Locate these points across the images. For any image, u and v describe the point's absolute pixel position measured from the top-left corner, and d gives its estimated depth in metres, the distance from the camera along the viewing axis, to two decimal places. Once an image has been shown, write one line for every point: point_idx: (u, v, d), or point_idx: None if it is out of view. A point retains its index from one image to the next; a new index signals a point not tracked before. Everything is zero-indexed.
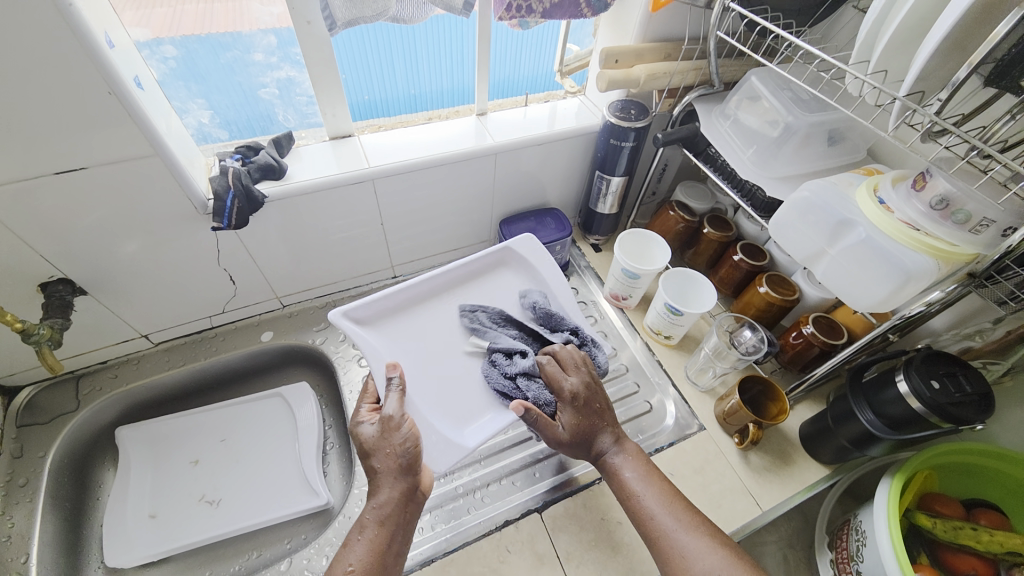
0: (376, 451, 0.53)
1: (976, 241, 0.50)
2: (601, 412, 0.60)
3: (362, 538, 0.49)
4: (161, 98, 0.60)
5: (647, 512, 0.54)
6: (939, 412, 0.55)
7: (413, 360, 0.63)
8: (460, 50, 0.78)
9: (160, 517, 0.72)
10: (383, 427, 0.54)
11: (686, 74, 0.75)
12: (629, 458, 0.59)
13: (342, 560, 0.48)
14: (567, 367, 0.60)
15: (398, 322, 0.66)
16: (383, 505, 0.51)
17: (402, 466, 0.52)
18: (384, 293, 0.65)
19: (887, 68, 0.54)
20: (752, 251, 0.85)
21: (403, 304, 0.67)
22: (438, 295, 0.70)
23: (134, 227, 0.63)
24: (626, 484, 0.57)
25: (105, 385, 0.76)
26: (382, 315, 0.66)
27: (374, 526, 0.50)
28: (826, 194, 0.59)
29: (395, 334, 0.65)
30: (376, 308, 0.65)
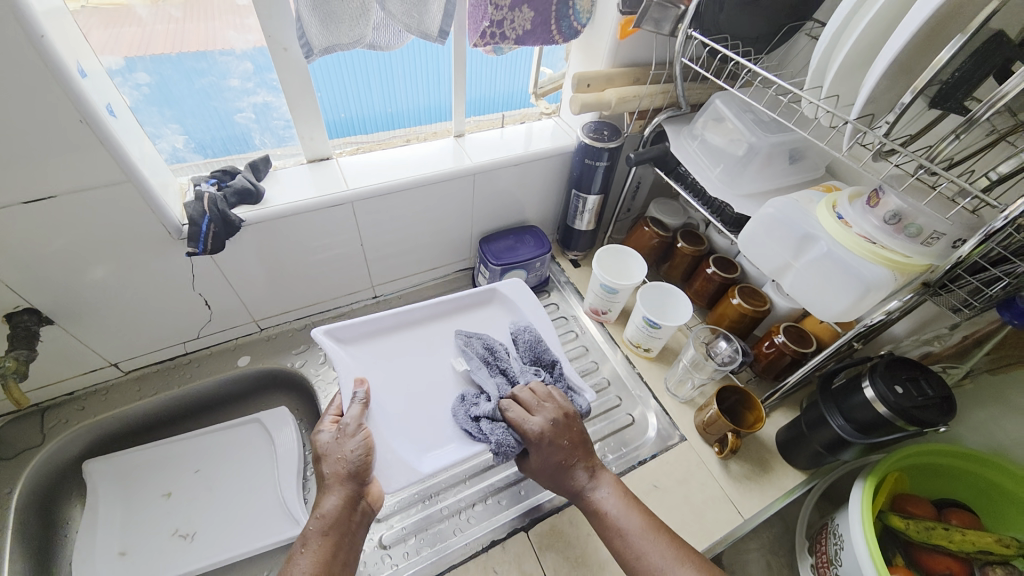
0: (327, 456, 0.56)
1: (928, 252, 0.53)
2: (576, 445, 0.59)
3: (307, 550, 0.48)
4: (134, 124, 0.59)
5: (631, 548, 0.53)
6: (904, 415, 0.57)
7: (383, 384, 0.67)
8: (436, 71, 0.79)
9: (131, 553, 0.69)
10: (342, 433, 0.57)
11: (655, 98, 0.79)
12: (609, 489, 0.58)
13: (284, 573, 0.47)
14: (531, 406, 0.60)
15: (378, 345, 0.71)
16: (326, 516, 0.51)
17: (351, 471, 0.54)
18: (368, 318, 0.71)
19: (838, 93, 0.57)
20: (724, 264, 0.88)
21: (384, 332, 0.73)
22: (418, 326, 0.75)
23: (105, 253, 0.62)
24: (609, 519, 0.55)
25: (72, 418, 0.74)
26: (363, 338, 0.71)
27: (319, 537, 0.49)
28: (789, 210, 0.62)
29: (370, 358, 0.69)
30: (360, 332, 0.71)
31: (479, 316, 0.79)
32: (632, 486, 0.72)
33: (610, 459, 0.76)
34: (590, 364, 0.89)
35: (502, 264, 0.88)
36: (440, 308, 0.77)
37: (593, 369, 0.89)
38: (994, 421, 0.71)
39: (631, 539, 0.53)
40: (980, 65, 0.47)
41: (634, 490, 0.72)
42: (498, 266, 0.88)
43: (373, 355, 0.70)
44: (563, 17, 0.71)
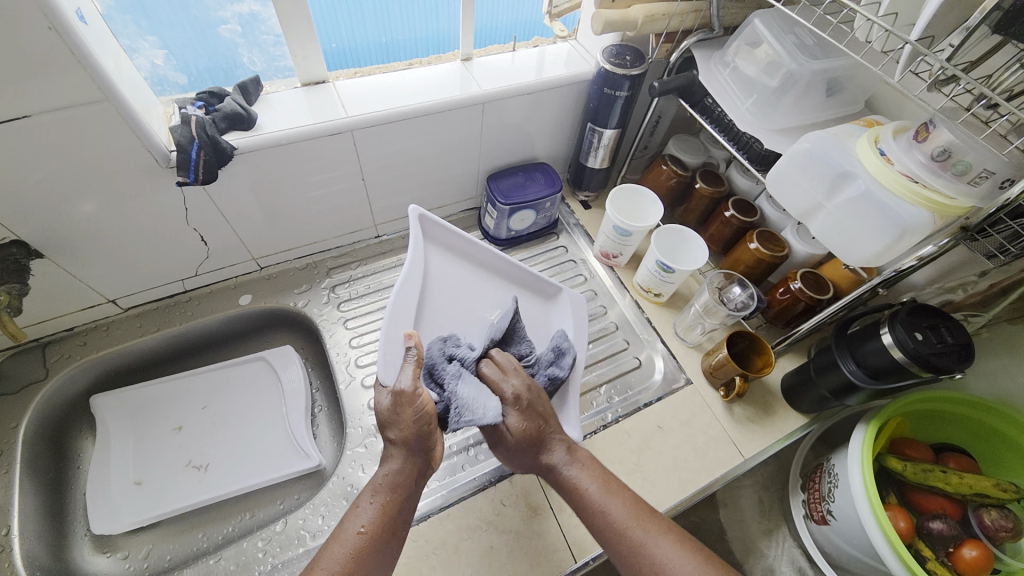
0: (389, 423, 0.51)
1: (974, 193, 0.50)
2: (547, 423, 0.56)
3: (374, 502, 0.48)
4: (107, 34, 0.53)
5: (615, 525, 0.50)
6: (920, 361, 0.57)
7: (443, 300, 0.67)
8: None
9: (146, 483, 0.71)
10: (401, 397, 0.50)
11: (685, 17, 0.71)
12: (582, 469, 0.55)
13: (352, 522, 0.47)
14: (508, 367, 0.58)
15: (457, 264, 0.70)
16: (395, 473, 0.50)
17: (418, 437, 0.50)
18: (465, 236, 0.69)
19: (898, 11, 0.51)
20: (744, 207, 0.84)
21: (470, 259, 0.72)
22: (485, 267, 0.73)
23: (88, 183, 0.57)
24: (585, 494, 0.53)
25: (75, 353, 0.72)
26: (447, 246, 0.70)
27: (386, 492, 0.49)
28: (827, 146, 0.58)
29: (439, 265, 0.69)
30: (451, 247, 0.70)
31: (535, 305, 0.74)
32: (637, 426, 0.73)
33: (616, 401, 0.77)
34: (599, 309, 0.88)
35: (511, 203, 0.84)
36: (508, 268, 0.73)
37: (602, 313, 0.88)
38: (1003, 370, 0.72)
39: (614, 515, 0.51)
40: None
41: (640, 431, 0.73)
42: (507, 206, 0.84)
43: (445, 271, 0.69)
44: None
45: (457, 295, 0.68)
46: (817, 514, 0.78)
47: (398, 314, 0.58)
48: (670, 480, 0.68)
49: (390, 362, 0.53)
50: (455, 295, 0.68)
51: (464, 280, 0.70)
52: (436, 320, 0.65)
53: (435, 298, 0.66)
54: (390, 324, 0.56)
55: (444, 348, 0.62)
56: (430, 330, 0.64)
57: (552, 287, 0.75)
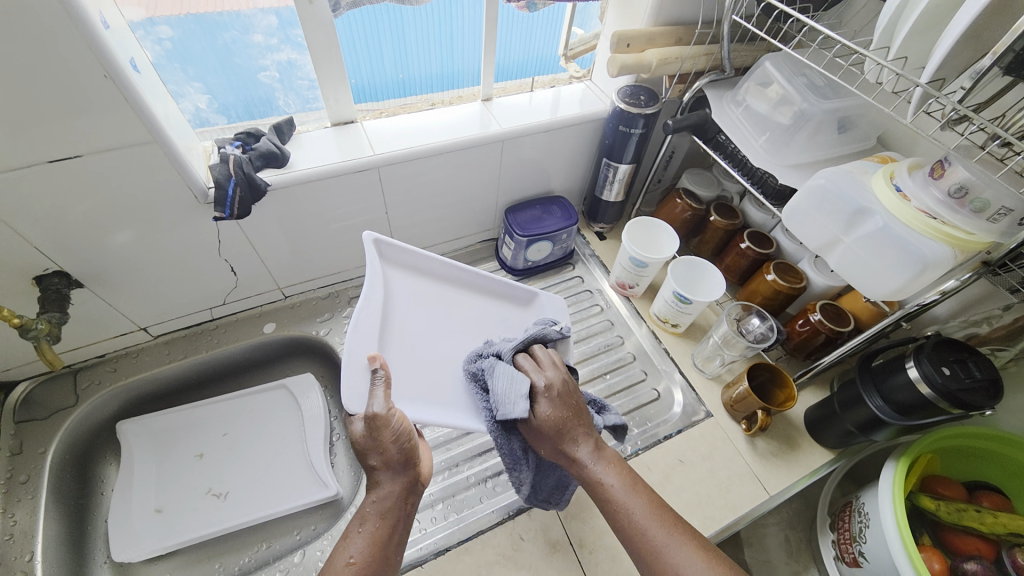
0: (368, 450, 0.51)
1: (992, 230, 0.50)
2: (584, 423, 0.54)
3: (363, 531, 0.48)
4: (157, 82, 0.57)
5: (637, 526, 0.48)
6: (949, 398, 0.56)
7: (411, 323, 0.65)
8: (449, 27, 0.74)
9: (166, 511, 0.71)
10: (375, 421, 0.50)
11: (698, 59, 0.74)
12: (610, 470, 0.51)
13: (342, 553, 0.47)
14: (544, 362, 0.56)
15: (419, 286, 0.69)
16: (384, 499, 0.50)
17: (399, 460, 0.51)
18: (424, 254, 0.69)
19: (907, 54, 0.53)
20: (759, 239, 0.85)
21: (429, 280, 0.70)
22: (450, 286, 0.72)
23: (130, 217, 0.60)
24: (608, 490, 0.50)
25: (104, 380, 0.74)
26: (404, 268, 0.68)
27: (375, 519, 0.49)
28: (842, 181, 0.59)
29: (404, 288, 0.66)
30: (407, 267, 0.68)
31: (515, 313, 0.75)
32: (658, 460, 0.72)
33: (635, 433, 0.76)
34: (615, 339, 0.88)
35: (529, 235, 0.86)
36: (480, 282, 0.74)
37: (618, 343, 0.88)
38: None
39: (638, 515, 0.48)
40: None
41: (660, 465, 0.71)
42: (524, 237, 0.86)
43: (404, 287, 0.66)
44: None
45: (419, 313, 0.66)
46: (848, 556, 0.75)
47: (362, 331, 0.55)
48: (693, 516, 0.67)
49: (360, 390, 0.50)
50: (418, 311, 0.66)
51: (427, 298, 0.68)
52: (403, 338, 0.62)
53: (398, 315, 0.63)
54: (354, 346, 0.53)
55: (409, 366, 0.60)
56: (398, 348, 0.61)
57: (527, 294, 0.76)
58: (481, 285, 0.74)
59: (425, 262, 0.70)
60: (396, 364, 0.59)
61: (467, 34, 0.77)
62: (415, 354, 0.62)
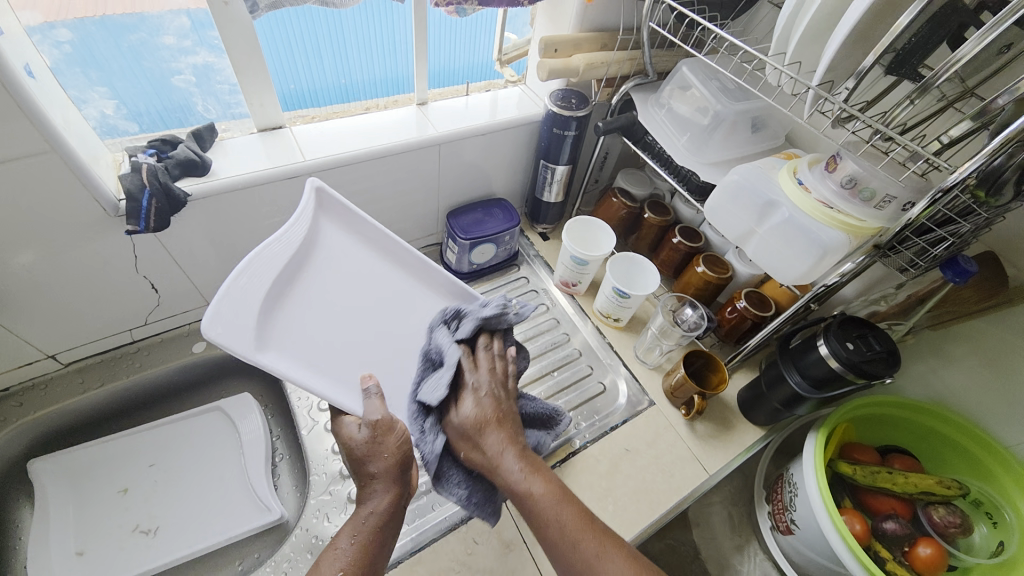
0: (369, 457, 0.50)
1: (881, 216, 0.56)
2: (515, 431, 0.54)
3: (355, 542, 0.46)
4: (57, 88, 0.53)
5: (565, 537, 0.46)
6: (855, 369, 0.62)
7: (330, 284, 0.59)
8: (393, 38, 0.75)
9: (88, 554, 0.66)
10: (377, 430, 0.50)
11: (623, 64, 0.78)
12: (538, 483, 0.50)
13: (328, 563, 0.45)
14: (479, 365, 0.57)
15: (351, 249, 0.63)
16: (376, 512, 0.48)
17: (402, 465, 0.50)
18: (365, 217, 0.63)
19: (801, 60, 0.58)
20: (689, 234, 0.90)
21: (362, 245, 0.64)
22: (386, 261, 0.66)
23: (30, 233, 0.55)
24: (534, 515, 0.48)
25: (11, 415, 0.67)
26: (338, 227, 0.62)
27: (368, 531, 0.47)
28: (753, 178, 0.64)
29: (330, 243, 0.61)
30: (342, 223, 0.62)
31: (445, 307, 0.69)
32: (605, 451, 0.74)
33: (584, 427, 0.78)
34: (561, 336, 0.90)
35: (471, 238, 0.87)
36: (423, 267, 0.68)
37: (565, 340, 0.90)
38: (932, 372, 0.78)
39: (560, 539, 0.46)
40: (938, 29, 0.48)
41: (608, 455, 0.74)
42: (467, 240, 0.87)
43: (336, 244, 0.61)
44: None
45: (344, 272, 0.61)
46: (782, 525, 0.80)
47: (255, 272, 0.50)
48: (640, 502, 0.69)
49: (228, 323, 0.45)
50: (339, 271, 0.61)
51: (352, 261, 0.62)
52: (308, 291, 0.57)
53: (309, 267, 0.58)
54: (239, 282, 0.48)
55: (307, 323, 0.55)
56: (299, 299, 0.55)
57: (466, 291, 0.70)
58: (421, 267, 0.68)
59: (372, 230, 0.64)
60: (294, 318, 0.54)
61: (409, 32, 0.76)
62: (314, 311, 0.56)
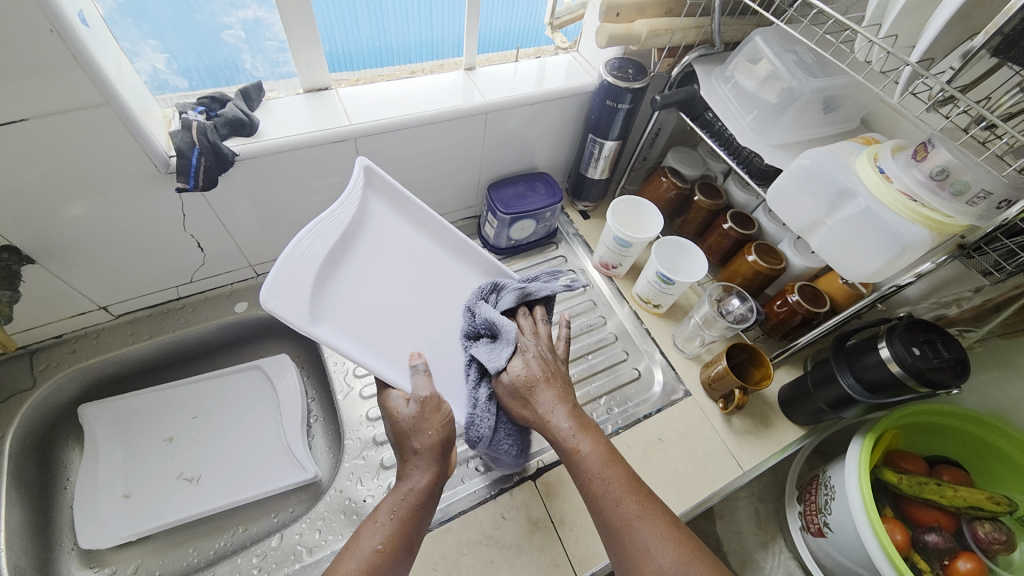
0: (413, 432, 0.50)
1: (971, 213, 0.51)
2: (567, 391, 0.54)
3: (394, 518, 0.46)
4: (109, 39, 0.52)
5: (611, 498, 0.47)
6: (918, 376, 0.57)
7: (378, 263, 0.58)
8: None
9: (135, 497, 0.69)
10: (425, 407, 0.50)
11: (688, 32, 0.73)
12: (587, 443, 0.50)
13: (369, 539, 0.45)
14: (528, 328, 0.59)
15: (396, 229, 0.62)
16: (415, 491, 0.48)
17: (443, 447, 0.50)
18: (411, 197, 0.62)
19: (898, 34, 0.52)
20: (742, 220, 0.85)
21: (405, 226, 0.63)
22: (429, 243, 0.65)
23: (84, 186, 0.56)
24: (589, 478, 0.48)
25: (64, 361, 0.70)
26: (384, 205, 0.61)
27: (407, 508, 0.47)
28: (827, 162, 0.58)
29: (377, 221, 0.60)
30: (387, 202, 0.61)
31: None
32: (637, 438, 0.73)
33: (616, 413, 0.77)
34: (597, 319, 0.88)
35: (512, 213, 0.84)
36: (466, 250, 0.67)
37: (601, 323, 0.88)
38: (995, 383, 0.73)
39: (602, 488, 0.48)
40: None
41: (640, 443, 0.73)
42: (507, 215, 0.84)
43: (384, 221, 0.60)
44: None
45: (391, 251, 0.60)
46: (813, 526, 0.78)
47: (311, 244, 0.50)
48: (670, 493, 0.68)
49: (285, 294, 0.45)
50: (388, 249, 0.60)
51: (397, 240, 0.61)
52: (359, 267, 0.56)
53: (359, 243, 0.57)
54: (294, 255, 0.47)
55: (359, 299, 0.54)
56: (350, 275, 0.54)
57: (508, 275, 0.69)
58: (463, 250, 0.67)
59: (416, 209, 0.63)
60: (348, 294, 0.53)
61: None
62: (363, 288, 0.55)
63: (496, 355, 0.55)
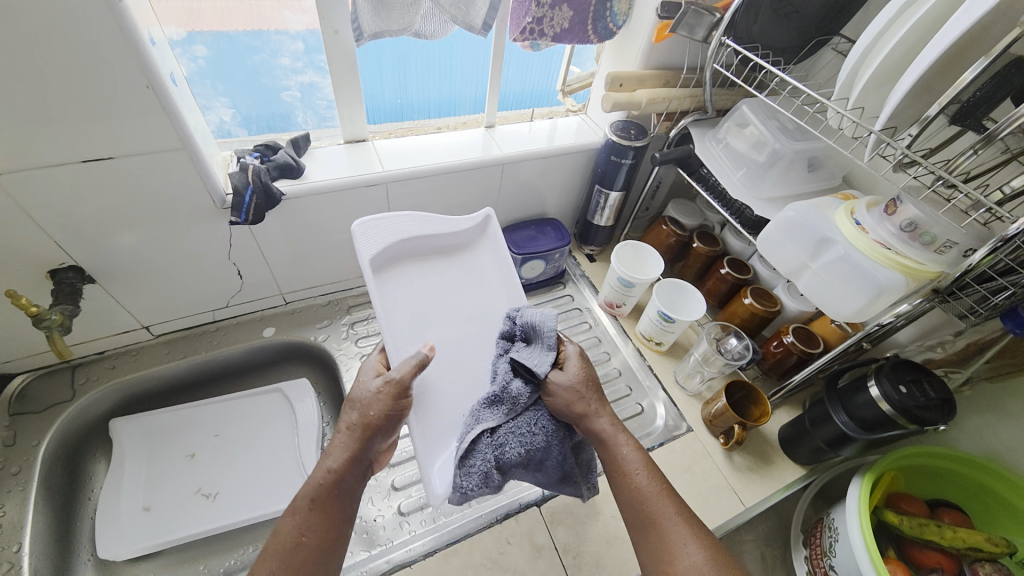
0: (362, 405, 0.53)
1: (941, 260, 0.56)
2: (601, 396, 0.58)
3: (311, 501, 0.48)
4: (189, 95, 0.61)
5: (642, 496, 0.51)
6: (907, 414, 0.61)
7: (453, 284, 0.69)
8: (449, 63, 0.80)
9: (154, 509, 0.72)
10: (385, 388, 0.52)
11: (684, 100, 0.83)
12: (627, 444, 0.54)
13: (287, 526, 0.47)
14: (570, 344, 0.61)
15: (483, 272, 0.73)
16: (331, 472, 0.50)
17: (378, 432, 0.52)
18: (511, 258, 0.73)
19: (865, 105, 0.60)
20: (738, 265, 0.91)
21: (490, 276, 0.73)
22: (496, 298, 0.71)
23: (150, 216, 0.63)
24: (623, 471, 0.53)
25: (103, 376, 0.76)
26: (483, 252, 0.74)
27: (324, 491, 0.49)
28: (809, 215, 0.65)
29: (469, 257, 0.73)
30: (491, 253, 0.74)
31: None
32: None
33: None
34: (602, 355, 0.92)
35: (524, 253, 0.91)
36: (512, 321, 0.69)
37: (605, 359, 0.92)
38: (988, 428, 0.75)
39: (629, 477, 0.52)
40: (1001, 87, 0.48)
41: None
42: (520, 255, 0.91)
43: (479, 267, 0.73)
44: (600, 19, 0.74)
45: (464, 281, 0.71)
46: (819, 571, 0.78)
47: (405, 222, 0.65)
48: None
49: (368, 234, 0.61)
50: (472, 289, 0.70)
51: (476, 278, 0.72)
52: (434, 274, 0.68)
53: (450, 264, 0.71)
54: (388, 220, 0.64)
55: (419, 290, 0.65)
56: (419, 271, 0.67)
57: None
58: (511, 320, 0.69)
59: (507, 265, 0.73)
60: (413, 280, 0.66)
61: (467, 63, 0.81)
62: (423, 284, 0.66)
63: (538, 358, 0.56)
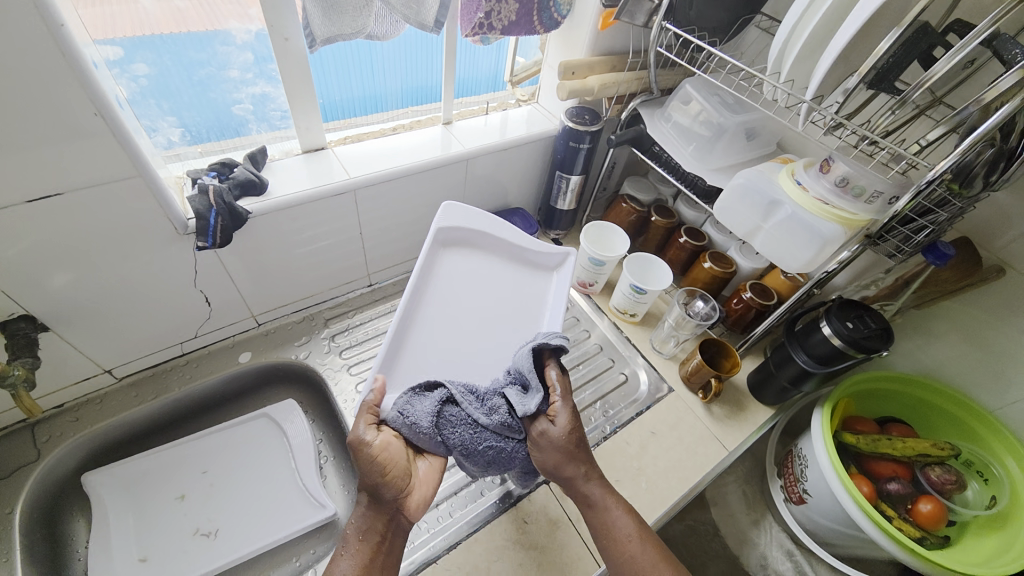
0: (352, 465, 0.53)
1: (870, 209, 0.64)
2: (591, 460, 0.59)
3: (347, 551, 0.50)
4: (135, 119, 0.57)
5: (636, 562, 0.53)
6: (855, 345, 0.69)
7: (507, 290, 0.74)
8: (370, 58, 0.76)
9: (151, 559, 0.68)
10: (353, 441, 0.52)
11: (631, 84, 0.86)
12: (617, 506, 0.57)
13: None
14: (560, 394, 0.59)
15: (539, 296, 0.75)
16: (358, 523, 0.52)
17: (374, 481, 0.51)
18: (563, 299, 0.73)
19: (794, 77, 0.67)
20: (695, 233, 0.98)
21: (538, 302, 0.75)
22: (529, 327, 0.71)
23: (106, 251, 0.59)
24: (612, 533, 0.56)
25: (67, 430, 0.70)
26: (547, 281, 0.78)
27: (355, 540, 0.51)
28: (757, 180, 0.72)
29: (532, 277, 0.78)
30: (554, 285, 0.77)
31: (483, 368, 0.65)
32: (633, 434, 0.81)
33: (612, 414, 0.84)
34: (581, 333, 0.97)
35: None
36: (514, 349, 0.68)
37: (585, 337, 0.96)
38: (919, 349, 0.87)
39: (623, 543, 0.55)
40: (911, 51, 0.55)
41: (636, 438, 0.80)
42: None
43: (536, 289, 0.76)
44: (544, 10, 0.76)
45: (511, 292, 0.75)
46: (795, 496, 0.87)
47: (481, 218, 0.76)
48: (670, 479, 0.75)
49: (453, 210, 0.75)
50: (526, 315, 0.72)
51: (528, 296, 0.75)
52: (495, 274, 0.75)
53: (517, 277, 0.77)
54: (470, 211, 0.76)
55: (478, 279, 0.74)
56: (484, 265, 0.76)
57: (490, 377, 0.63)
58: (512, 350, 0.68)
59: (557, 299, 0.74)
60: (478, 270, 0.75)
61: (388, 57, 0.78)
62: (479, 277, 0.74)
63: (528, 402, 0.55)
